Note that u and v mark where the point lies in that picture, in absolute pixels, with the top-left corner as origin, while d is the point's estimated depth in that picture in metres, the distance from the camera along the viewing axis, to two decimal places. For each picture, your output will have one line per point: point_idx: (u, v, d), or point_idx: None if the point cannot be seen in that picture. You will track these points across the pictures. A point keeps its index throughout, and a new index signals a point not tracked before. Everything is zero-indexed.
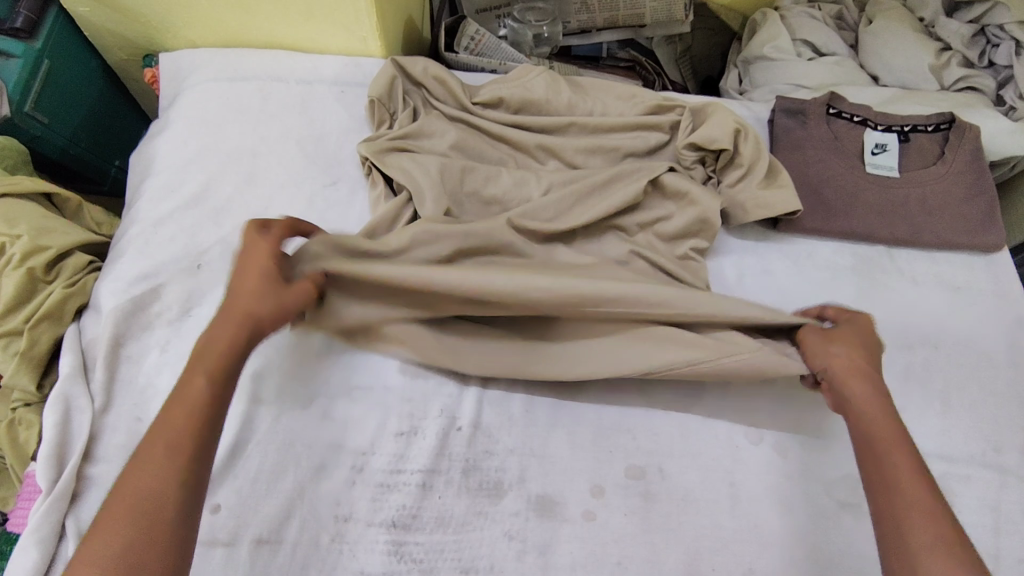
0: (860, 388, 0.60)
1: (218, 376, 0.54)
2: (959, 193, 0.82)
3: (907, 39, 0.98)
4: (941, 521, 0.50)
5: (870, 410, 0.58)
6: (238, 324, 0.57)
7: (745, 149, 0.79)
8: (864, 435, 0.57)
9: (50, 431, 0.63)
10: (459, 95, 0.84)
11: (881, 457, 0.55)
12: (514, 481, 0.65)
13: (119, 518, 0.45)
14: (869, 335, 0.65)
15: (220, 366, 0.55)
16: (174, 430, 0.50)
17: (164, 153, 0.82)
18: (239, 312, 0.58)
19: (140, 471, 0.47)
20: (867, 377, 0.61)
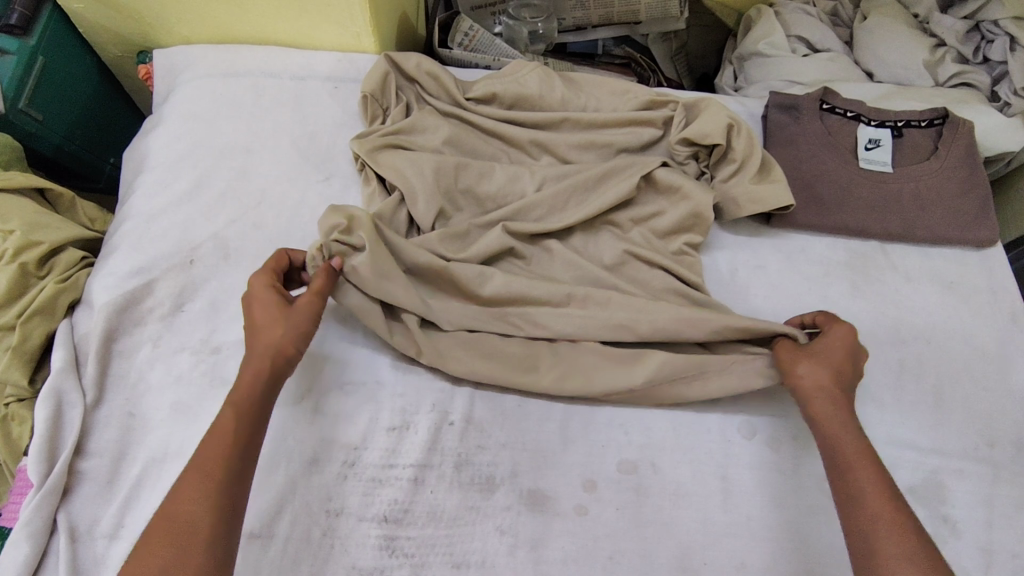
0: (823, 405, 0.61)
1: (233, 421, 0.56)
2: (953, 189, 0.82)
3: (901, 34, 0.98)
4: (905, 539, 0.51)
5: (832, 427, 0.59)
6: (261, 357, 0.59)
7: (737, 145, 0.79)
8: (829, 455, 0.59)
9: (41, 426, 0.63)
10: (452, 90, 0.84)
11: (846, 478, 0.56)
12: (506, 476, 0.65)
13: (156, 549, 0.49)
14: (835, 342, 0.64)
15: (233, 417, 0.56)
16: (188, 490, 0.52)
17: (157, 149, 0.82)
18: (258, 345, 0.60)
19: (164, 530, 0.50)
20: (829, 391, 0.61)
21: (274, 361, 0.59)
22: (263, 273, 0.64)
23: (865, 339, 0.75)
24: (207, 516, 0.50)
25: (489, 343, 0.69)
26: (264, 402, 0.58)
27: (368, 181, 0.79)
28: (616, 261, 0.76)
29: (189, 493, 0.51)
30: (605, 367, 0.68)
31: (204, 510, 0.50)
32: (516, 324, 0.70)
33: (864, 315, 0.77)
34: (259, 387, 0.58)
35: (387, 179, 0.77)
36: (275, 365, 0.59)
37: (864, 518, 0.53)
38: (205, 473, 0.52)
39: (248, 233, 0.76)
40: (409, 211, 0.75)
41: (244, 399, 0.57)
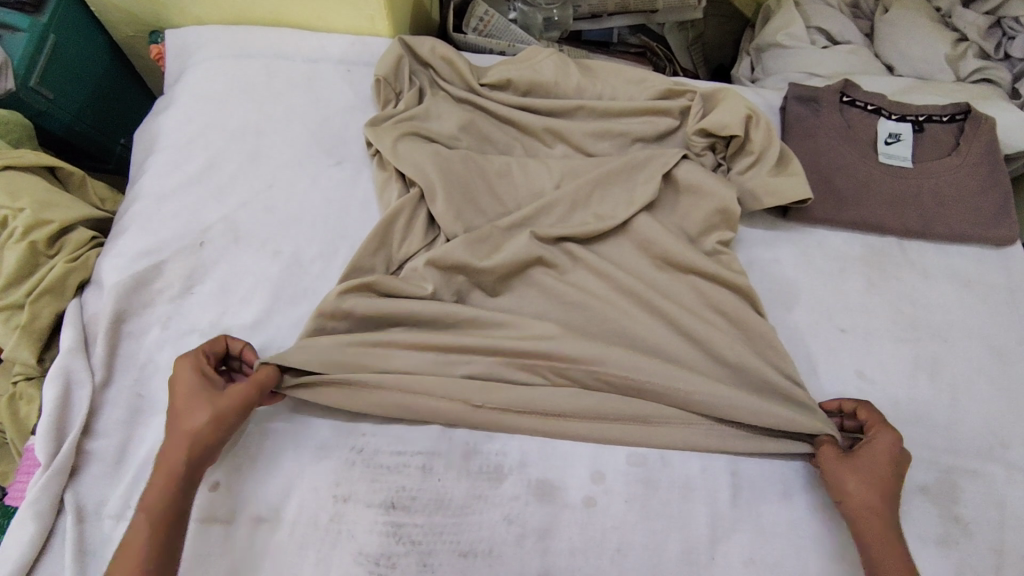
0: (874, 534, 0.57)
1: (147, 526, 0.52)
2: (973, 186, 0.81)
3: (924, 27, 0.97)
4: None
5: (882, 553, 0.56)
6: (182, 453, 0.56)
7: (755, 137, 0.78)
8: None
9: (50, 405, 0.63)
10: (467, 76, 0.83)
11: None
12: (514, 465, 0.64)
13: None
14: (880, 454, 0.60)
15: (145, 523, 0.52)
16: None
17: (169, 130, 0.81)
18: (178, 439, 0.57)
19: None
20: (876, 512, 0.58)
21: (194, 457, 0.56)
22: (189, 359, 0.61)
23: (880, 338, 0.75)
24: None
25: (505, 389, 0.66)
26: (178, 505, 0.54)
27: (381, 166, 0.78)
28: (629, 251, 0.75)
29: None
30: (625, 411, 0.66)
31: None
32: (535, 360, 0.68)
33: (879, 313, 0.76)
34: (174, 489, 0.55)
35: (406, 175, 0.76)
36: (193, 461, 0.56)
37: None
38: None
39: (259, 216, 0.76)
40: (428, 207, 0.74)
41: (159, 503, 0.54)
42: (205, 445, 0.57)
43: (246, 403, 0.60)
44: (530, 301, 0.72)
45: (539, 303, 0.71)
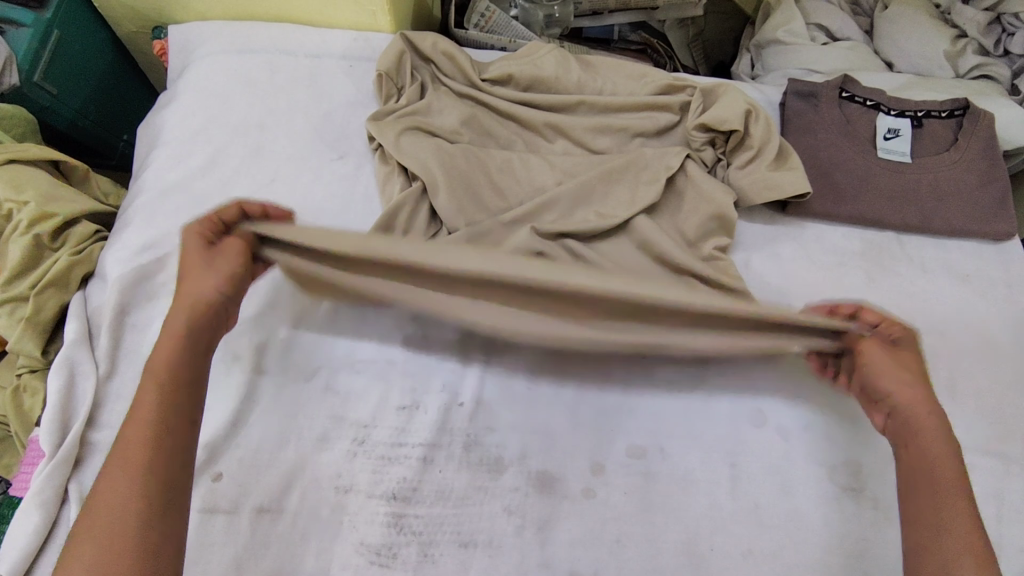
0: (929, 423, 0.56)
1: (155, 395, 0.52)
2: (972, 181, 0.81)
3: (923, 24, 0.97)
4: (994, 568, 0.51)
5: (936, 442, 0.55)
6: (187, 320, 0.57)
7: (755, 131, 0.78)
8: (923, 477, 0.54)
9: (55, 396, 0.64)
10: (468, 71, 0.83)
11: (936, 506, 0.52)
12: (514, 457, 0.65)
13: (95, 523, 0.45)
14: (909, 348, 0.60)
15: (153, 392, 0.52)
16: (115, 468, 0.48)
17: (172, 124, 0.82)
18: (185, 307, 0.57)
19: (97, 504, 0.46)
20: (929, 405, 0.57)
21: (200, 324, 0.57)
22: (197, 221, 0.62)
23: None
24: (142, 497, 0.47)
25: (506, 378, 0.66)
26: (186, 368, 0.55)
27: (382, 160, 0.79)
28: (629, 246, 0.76)
29: (119, 478, 0.48)
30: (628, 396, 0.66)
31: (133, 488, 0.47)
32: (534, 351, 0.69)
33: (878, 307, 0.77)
34: (178, 355, 0.55)
35: (408, 169, 0.76)
36: (200, 330, 0.57)
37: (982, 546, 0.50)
38: (128, 450, 0.49)
39: None
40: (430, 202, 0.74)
41: (165, 369, 0.54)
42: (210, 308, 0.58)
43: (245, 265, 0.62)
44: None
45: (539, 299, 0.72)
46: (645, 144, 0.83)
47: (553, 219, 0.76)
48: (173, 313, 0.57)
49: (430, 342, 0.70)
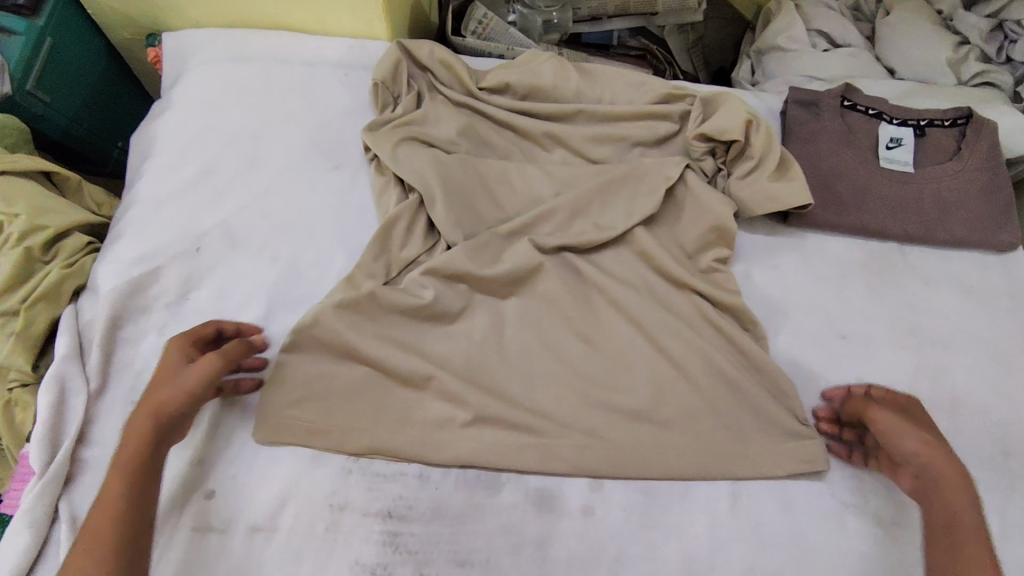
0: (948, 476, 0.60)
1: (120, 486, 0.54)
2: (975, 191, 0.80)
3: (925, 30, 0.96)
4: None
5: (952, 485, 0.59)
6: (151, 416, 0.58)
7: (756, 141, 0.77)
8: (947, 524, 0.58)
9: (44, 413, 0.62)
10: (464, 79, 0.82)
11: (958, 555, 0.56)
12: (511, 473, 0.64)
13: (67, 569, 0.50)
14: (923, 416, 0.65)
15: (118, 482, 0.54)
16: (76, 559, 0.51)
17: (165, 134, 0.81)
18: (145, 406, 0.58)
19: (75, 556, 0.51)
20: (949, 459, 0.61)
21: (157, 424, 0.57)
22: (178, 339, 0.63)
23: (880, 344, 0.74)
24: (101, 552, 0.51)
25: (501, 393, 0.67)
26: (149, 466, 0.56)
27: (378, 171, 0.78)
28: (627, 258, 0.75)
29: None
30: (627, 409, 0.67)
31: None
32: (530, 366, 0.68)
33: (880, 319, 0.76)
34: (144, 451, 0.56)
35: (405, 181, 0.75)
36: (159, 429, 0.57)
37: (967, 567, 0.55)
38: (93, 542, 0.51)
39: (255, 221, 0.75)
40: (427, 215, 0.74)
41: (129, 464, 0.55)
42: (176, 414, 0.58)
43: (213, 376, 0.61)
44: (529, 308, 0.71)
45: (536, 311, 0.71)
46: (644, 153, 0.82)
47: (551, 230, 0.75)
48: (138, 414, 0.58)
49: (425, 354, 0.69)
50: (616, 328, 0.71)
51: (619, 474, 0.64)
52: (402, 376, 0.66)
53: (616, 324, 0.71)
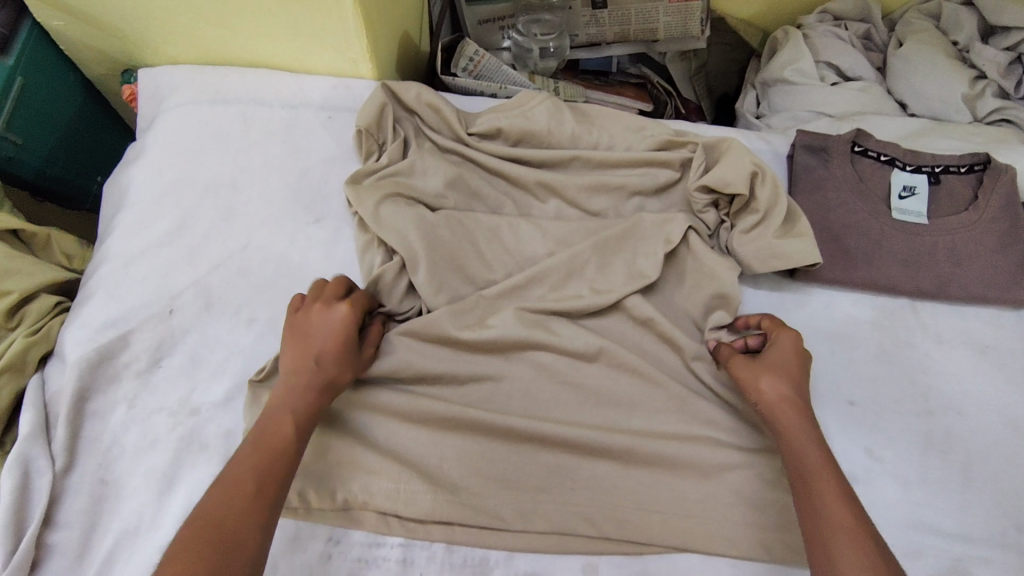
0: (789, 417, 0.60)
1: (291, 437, 0.56)
2: (992, 243, 0.76)
3: (940, 64, 0.91)
4: (859, 542, 0.50)
5: (798, 441, 0.58)
6: (319, 389, 0.60)
7: (761, 195, 0.73)
8: (795, 469, 0.57)
9: (7, 498, 0.59)
10: (454, 125, 0.78)
11: (808, 492, 0.55)
12: (500, 557, 0.62)
13: (206, 534, 0.49)
14: (792, 356, 0.64)
15: (291, 432, 0.57)
16: (242, 489, 0.52)
17: (139, 183, 0.77)
18: (326, 374, 0.60)
19: (220, 519, 0.50)
20: (794, 403, 0.60)
21: (331, 394, 0.60)
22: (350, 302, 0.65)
23: (889, 409, 0.70)
24: (256, 523, 0.51)
25: (487, 470, 0.64)
26: (310, 428, 0.58)
27: (362, 225, 0.74)
28: (623, 322, 0.72)
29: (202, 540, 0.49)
30: (617, 487, 0.64)
31: (255, 521, 0.51)
32: (520, 439, 0.65)
33: (889, 382, 0.72)
34: (313, 413, 0.59)
35: (388, 241, 0.71)
36: (328, 398, 0.60)
37: (828, 528, 0.52)
38: (263, 479, 0.53)
39: (233, 280, 0.72)
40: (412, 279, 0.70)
41: (302, 421, 0.58)
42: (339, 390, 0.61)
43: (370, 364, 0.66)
44: (519, 379, 0.68)
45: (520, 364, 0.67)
46: (643, 203, 0.78)
47: (543, 292, 0.72)
48: (309, 372, 0.60)
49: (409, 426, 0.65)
50: (610, 397, 0.68)
51: (612, 554, 0.62)
52: (385, 451, 0.64)
53: (611, 394, 0.68)
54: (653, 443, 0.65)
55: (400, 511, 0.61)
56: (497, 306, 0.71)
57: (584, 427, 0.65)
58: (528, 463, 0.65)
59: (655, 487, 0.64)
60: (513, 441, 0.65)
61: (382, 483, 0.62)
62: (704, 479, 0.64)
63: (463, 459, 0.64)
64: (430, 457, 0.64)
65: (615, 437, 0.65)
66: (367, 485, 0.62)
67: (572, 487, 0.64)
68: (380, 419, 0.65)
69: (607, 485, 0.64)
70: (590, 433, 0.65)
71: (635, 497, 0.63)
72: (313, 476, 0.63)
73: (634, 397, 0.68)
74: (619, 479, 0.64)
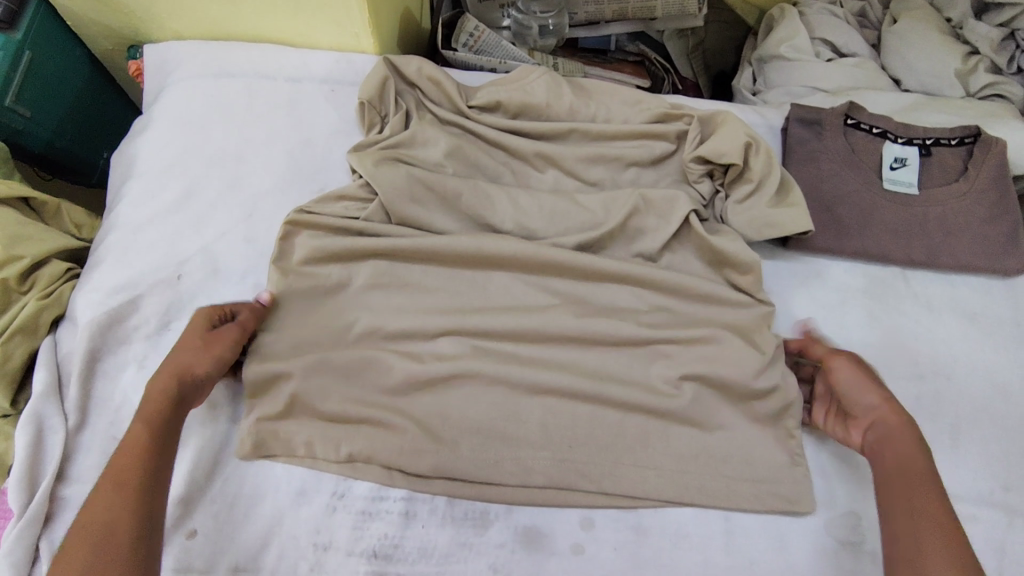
0: (898, 418, 0.61)
1: (144, 433, 0.57)
2: (981, 214, 0.78)
3: (934, 41, 0.92)
4: (954, 542, 0.53)
5: (903, 441, 0.60)
6: (164, 382, 0.60)
7: (754, 165, 0.75)
8: (892, 466, 0.59)
9: (22, 453, 0.61)
10: (454, 98, 0.80)
11: (906, 488, 0.57)
12: (500, 511, 0.64)
13: (78, 545, 0.50)
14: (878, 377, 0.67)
15: (145, 427, 0.57)
16: (101, 490, 0.53)
17: (146, 154, 0.79)
18: (166, 374, 0.60)
19: (82, 531, 0.50)
20: (902, 411, 0.62)
21: (179, 385, 0.60)
22: (206, 308, 0.66)
23: (879, 373, 0.72)
24: (126, 523, 0.51)
25: (488, 429, 0.66)
26: (170, 424, 0.58)
27: (363, 193, 0.75)
28: (621, 286, 0.73)
29: (63, 553, 0.50)
30: (614, 446, 0.66)
31: (119, 511, 0.52)
32: (518, 400, 0.67)
33: (881, 348, 0.74)
34: (168, 402, 0.59)
35: (390, 209, 0.73)
36: (179, 391, 0.60)
37: (923, 525, 0.54)
38: (118, 473, 0.54)
39: (239, 248, 0.74)
40: (415, 248, 0.71)
41: (154, 414, 0.58)
42: (195, 381, 0.61)
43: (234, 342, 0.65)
44: (520, 341, 0.69)
45: (516, 325, 0.69)
46: (639, 174, 0.79)
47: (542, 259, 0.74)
48: (158, 376, 0.61)
49: (413, 387, 0.67)
50: (607, 360, 0.69)
51: (607, 510, 0.64)
52: (389, 410, 0.66)
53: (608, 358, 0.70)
54: (645, 404, 0.67)
55: (404, 468, 0.64)
56: (498, 272, 0.73)
57: (582, 387, 0.67)
58: (528, 425, 0.66)
59: (649, 445, 0.66)
60: (512, 401, 0.67)
61: (390, 440, 0.64)
62: (695, 438, 0.66)
63: (463, 419, 0.66)
64: (433, 417, 0.66)
65: (609, 398, 0.67)
66: (373, 443, 0.64)
67: (569, 445, 0.66)
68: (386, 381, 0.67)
69: (604, 445, 0.66)
70: (587, 395, 0.67)
71: (630, 455, 0.65)
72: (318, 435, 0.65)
73: (631, 357, 0.70)
74: (615, 439, 0.66)
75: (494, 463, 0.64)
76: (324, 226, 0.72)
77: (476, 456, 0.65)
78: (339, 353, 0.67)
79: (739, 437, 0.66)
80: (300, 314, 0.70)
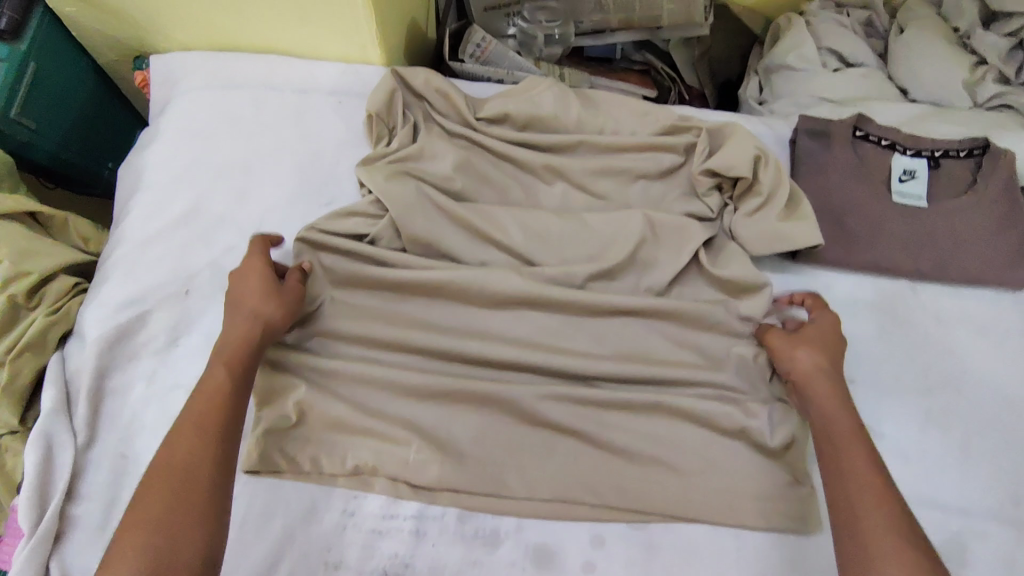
0: (821, 383, 0.63)
1: (226, 377, 0.59)
2: (990, 226, 0.77)
3: (942, 51, 0.92)
4: (882, 502, 0.54)
5: (827, 405, 0.62)
6: (243, 328, 0.62)
7: (764, 178, 0.75)
8: (823, 434, 0.61)
9: (31, 472, 0.60)
10: (463, 110, 0.79)
11: (838, 453, 0.58)
12: (510, 529, 0.63)
13: (163, 483, 0.52)
14: (829, 333, 0.68)
15: (225, 373, 0.60)
16: (186, 432, 0.55)
17: (153, 166, 0.78)
18: (247, 316, 0.63)
19: (165, 472, 0.53)
20: (828, 373, 0.64)
21: (259, 332, 0.63)
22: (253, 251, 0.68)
23: (889, 387, 0.72)
24: (207, 471, 0.54)
25: (498, 445, 0.66)
26: (247, 373, 0.61)
27: (368, 212, 0.75)
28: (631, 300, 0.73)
29: (146, 490, 0.52)
30: (624, 462, 0.66)
31: (203, 453, 0.54)
32: (527, 414, 0.66)
33: (891, 361, 0.73)
34: (247, 352, 0.61)
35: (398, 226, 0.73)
36: (259, 337, 0.62)
37: (858, 489, 0.56)
38: (207, 413, 0.57)
39: None
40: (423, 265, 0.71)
41: (238, 361, 0.61)
42: (271, 328, 0.64)
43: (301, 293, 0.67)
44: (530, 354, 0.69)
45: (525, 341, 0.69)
46: (648, 186, 0.79)
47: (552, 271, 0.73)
48: (236, 320, 0.63)
49: (423, 403, 0.67)
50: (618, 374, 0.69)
51: (618, 528, 0.63)
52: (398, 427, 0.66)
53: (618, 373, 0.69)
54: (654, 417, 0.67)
55: (414, 485, 0.64)
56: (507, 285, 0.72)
57: (593, 401, 0.67)
58: (538, 440, 0.66)
59: (661, 461, 0.66)
60: (522, 416, 0.66)
61: (400, 456, 0.64)
62: (708, 454, 0.66)
63: (474, 434, 0.66)
64: (443, 433, 0.66)
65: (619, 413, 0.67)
66: (383, 458, 0.64)
67: (580, 461, 0.65)
68: (396, 395, 0.67)
69: (614, 459, 0.66)
70: (596, 409, 0.67)
71: (642, 470, 0.65)
72: (327, 453, 0.64)
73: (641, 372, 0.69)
74: (626, 455, 0.66)
75: (504, 479, 0.64)
76: (332, 244, 0.72)
77: (486, 472, 0.64)
78: (348, 368, 0.67)
79: (751, 453, 0.66)
80: (310, 327, 0.69)
